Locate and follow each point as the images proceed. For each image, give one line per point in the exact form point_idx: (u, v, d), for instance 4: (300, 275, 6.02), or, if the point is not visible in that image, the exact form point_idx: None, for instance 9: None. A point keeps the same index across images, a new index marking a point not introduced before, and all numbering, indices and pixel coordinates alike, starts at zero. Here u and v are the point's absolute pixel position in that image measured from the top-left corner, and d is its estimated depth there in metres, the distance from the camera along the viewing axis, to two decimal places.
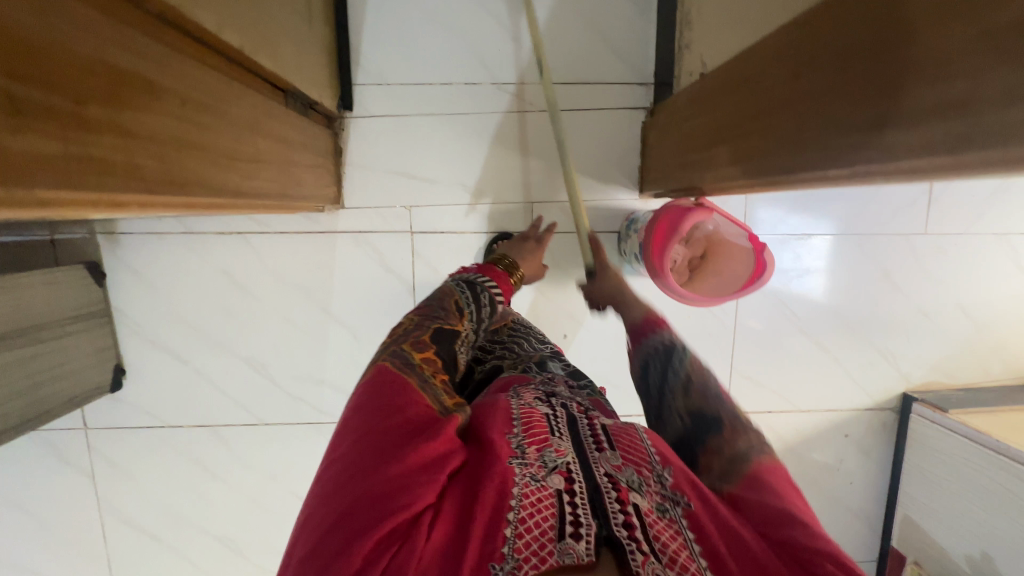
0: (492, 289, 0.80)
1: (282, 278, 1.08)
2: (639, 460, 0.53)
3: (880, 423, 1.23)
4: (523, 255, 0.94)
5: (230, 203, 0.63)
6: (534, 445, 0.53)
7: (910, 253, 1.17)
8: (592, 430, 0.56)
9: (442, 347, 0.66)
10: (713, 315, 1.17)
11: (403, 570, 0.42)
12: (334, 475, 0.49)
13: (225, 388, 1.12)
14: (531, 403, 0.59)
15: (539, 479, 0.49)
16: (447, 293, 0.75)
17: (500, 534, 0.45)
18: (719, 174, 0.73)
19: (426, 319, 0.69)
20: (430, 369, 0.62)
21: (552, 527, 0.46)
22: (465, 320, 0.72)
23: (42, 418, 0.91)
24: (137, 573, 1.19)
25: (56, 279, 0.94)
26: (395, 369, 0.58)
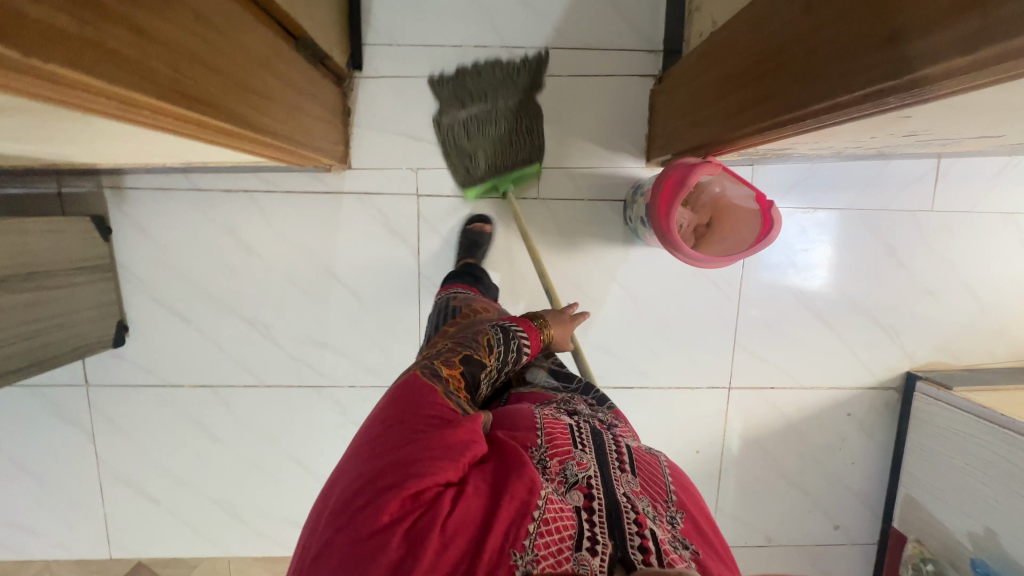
0: (524, 343, 0.74)
1: (288, 239, 1.08)
2: (656, 495, 0.55)
3: (883, 402, 1.22)
4: (555, 318, 0.82)
5: (239, 135, 0.64)
6: (557, 458, 0.56)
7: (917, 232, 1.16)
8: (616, 451, 0.59)
9: (470, 369, 0.65)
10: (718, 288, 1.16)
11: (426, 535, 0.45)
12: (365, 447, 0.54)
13: (227, 347, 1.12)
14: (554, 415, 0.64)
15: (559, 493, 0.52)
16: (480, 328, 0.73)
17: (524, 524, 0.47)
18: (727, 127, 0.73)
19: (458, 346, 0.68)
20: (457, 385, 0.63)
21: (571, 539, 0.47)
22: (495, 357, 0.70)
23: (43, 365, 0.91)
24: (133, 533, 1.19)
25: (62, 228, 0.95)
26: (424, 378, 0.60)
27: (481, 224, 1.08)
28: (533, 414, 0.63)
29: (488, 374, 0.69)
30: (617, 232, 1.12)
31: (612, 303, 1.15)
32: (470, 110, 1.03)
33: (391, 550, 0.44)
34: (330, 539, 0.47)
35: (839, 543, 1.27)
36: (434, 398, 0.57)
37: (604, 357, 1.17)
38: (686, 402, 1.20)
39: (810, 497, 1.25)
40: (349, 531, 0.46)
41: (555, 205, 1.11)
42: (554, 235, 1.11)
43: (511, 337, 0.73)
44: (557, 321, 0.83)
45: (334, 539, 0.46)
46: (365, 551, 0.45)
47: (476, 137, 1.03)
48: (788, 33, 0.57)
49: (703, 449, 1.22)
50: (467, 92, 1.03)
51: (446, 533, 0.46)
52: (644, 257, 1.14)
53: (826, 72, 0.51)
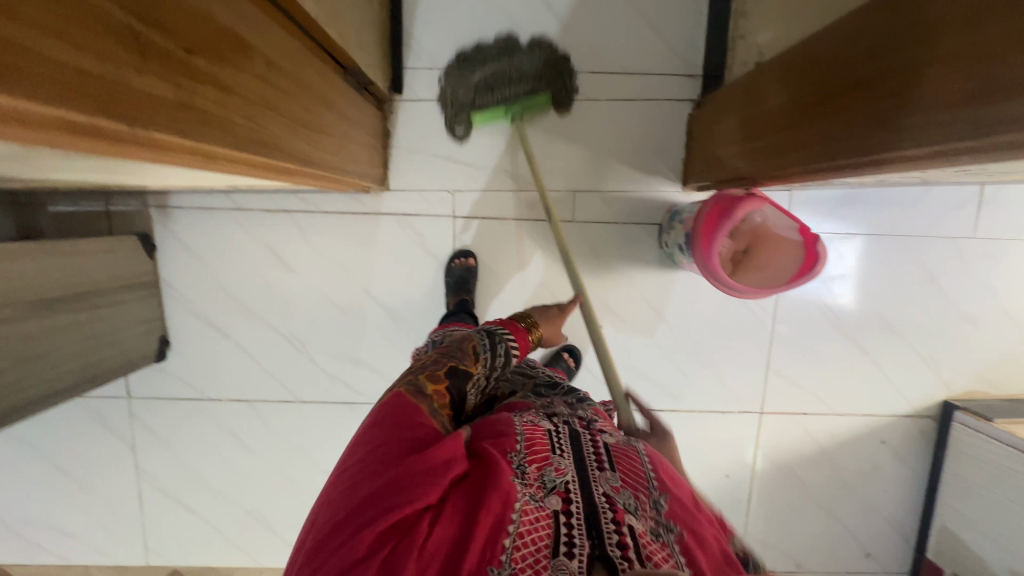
0: (510, 344, 0.74)
1: (325, 258, 1.10)
2: (637, 484, 0.55)
3: (918, 430, 1.20)
4: (545, 316, 0.82)
5: (299, 171, 0.65)
6: (535, 464, 0.55)
7: (957, 258, 1.14)
8: (595, 448, 0.58)
9: (454, 383, 0.66)
10: (752, 313, 1.16)
11: (404, 564, 0.45)
12: (345, 476, 0.53)
13: (264, 363, 1.14)
14: (533, 420, 0.62)
15: (537, 500, 0.52)
16: (465, 334, 0.73)
17: (500, 543, 0.47)
18: (777, 163, 0.73)
19: (443, 357, 0.68)
20: (441, 402, 0.63)
21: (548, 546, 0.48)
22: (480, 363, 0.70)
23: (96, 381, 0.93)
24: (169, 541, 1.21)
25: (112, 247, 0.98)
26: (409, 396, 0.61)
27: (464, 259, 1.09)
28: (513, 420, 0.61)
29: (474, 383, 0.69)
30: (651, 254, 1.12)
31: (645, 325, 1.15)
32: (485, 71, 1.01)
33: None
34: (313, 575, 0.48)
35: (870, 570, 1.26)
36: (419, 417, 0.58)
37: (635, 380, 1.17)
38: (717, 426, 1.19)
39: (841, 524, 1.24)
40: (330, 566, 0.47)
41: (590, 227, 1.11)
42: (588, 258, 1.12)
43: (498, 342, 0.73)
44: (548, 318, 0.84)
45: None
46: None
47: (499, 89, 1.00)
48: (852, 78, 0.57)
49: (733, 473, 1.22)
50: (476, 56, 1.02)
51: (423, 558, 0.46)
52: (678, 280, 1.13)
53: (893, 122, 0.51)
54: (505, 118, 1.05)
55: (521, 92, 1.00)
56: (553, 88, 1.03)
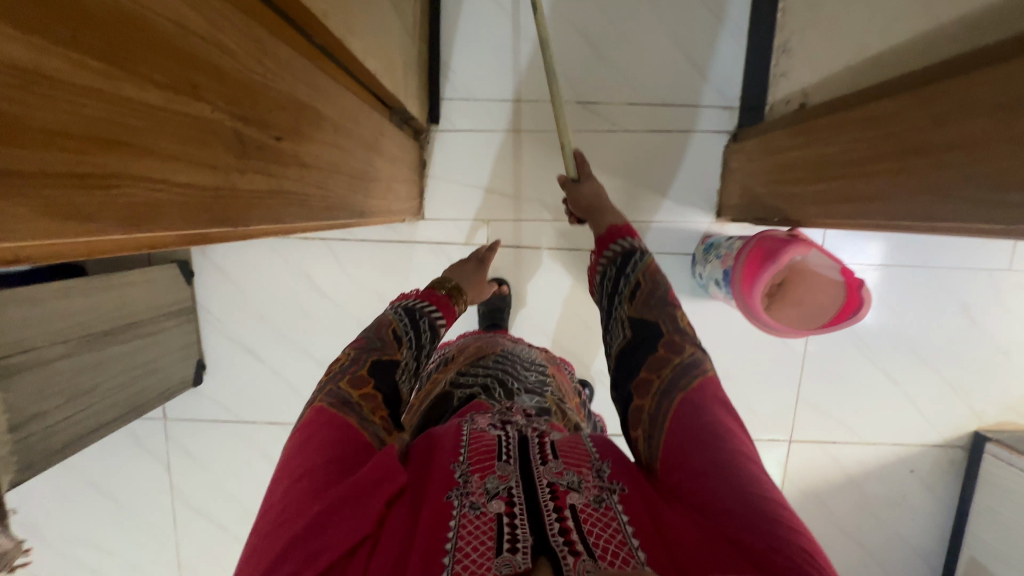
0: (435, 317, 0.75)
1: (359, 285, 1.11)
2: (579, 462, 0.52)
3: (947, 460, 1.20)
4: (466, 278, 0.88)
5: (356, 222, 0.66)
6: (478, 471, 0.50)
7: (993, 290, 1.13)
8: (538, 445, 0.54)
9: (382, 378, 0.61)
10: (782, 341, 1.16)
11: None
12: (264, 520, 0.47)
13: (297, 387, 1.15)
14: (483, 425, 0.57)
15: (478, 505, 0.47)
16: (384, 319, 0.70)
17: (441, 561, 0.43)
18: (824, 209, 0.73)
19: (363, 353, 0.62)
20: (371, 406, 0.56)
21: (490, 547, 0.43)
22: (404, 349, 0.66)
23: (141, 408, 0.95)
24: (202, 558, 1.23)
25: (155, 276, 0.99)
26: (331, 409, 0.54)
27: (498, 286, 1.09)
28: (459, 429, 0.56)
29: (404, 372, 0.65)
30: (683, 283, 1.12)
31: None
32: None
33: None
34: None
35: None
36: (344, 434, 0.52)
37: None
38: None
39: (867, 551, 1.24)
40: None
41: None
42: None
43: (419, 320, 0.72)
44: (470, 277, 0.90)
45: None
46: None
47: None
48: (913, 140, 0.57)
49: None
50: None
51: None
52: (709, 308, 1.13)
53: (960, 192, 0.50)
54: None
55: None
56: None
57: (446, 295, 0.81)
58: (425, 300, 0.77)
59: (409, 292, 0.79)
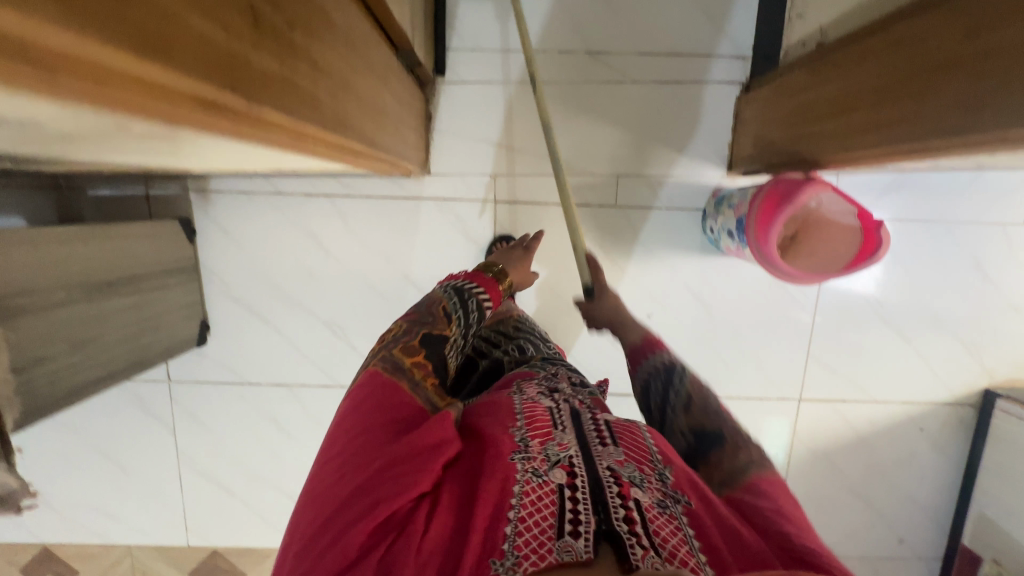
0: (481, 296, 0.80)
1: (365, 243, 1.10)
2: (641, 458, 0.55)
3: (957, 418, 1.19)
4: (511, 263, 0.90)
5: (365, 153, 0.65)
6: (537, 439, 0.55)
7: (1007, 245, 1.12)
8: (595, 426, 0.58)
9: (432, 350, 0.68)
10: (792, 298, 1.14)
11: (400, 559, 0.45)
12: (328, 471, 0.53)
13: (304, 348, 1.14)
14: (535, 396, 0.63)
15: (541, 474, 0.51)
16: (434, 296, 0.77)
17: (500, 532, 0.47)
18: (845, 145, 0.71)
19: (414, 325, 0.70)
20: (423, 373, 0.65)
21: (553, 526, 0.47)
22: (453, 325, 0.73)
23: (143, 364, 0.93)
24: (209, 522, 1.23)
25: (157, 232, 0.97)
26: (387, 374, 0.62)
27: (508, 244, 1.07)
28: (512, 402, 0.61)
29: (452, 343, 0.72)
30: (693, 240, 1.11)
31: (684, 311, 1.14)
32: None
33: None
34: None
35: (903, 556, 1.26)
36: (401, 398, 0.59)
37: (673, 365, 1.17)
38: (755, 412, 1.19)
39: (875, 509, 1.24)
40: (318, 567, 0.46)
41: (631, 212, 1.09)
42: (629, 242, 1.11)
43: (467, 298, 0.77)
44: (516, 263, 0.92)
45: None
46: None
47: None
48: (945, 55, 0.55)
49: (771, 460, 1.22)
50: None
51: (423, 554, 0.46)
52: (720, 266, 1.12)
53: (996, 100, 0.48)
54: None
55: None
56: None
57: (492, 278, 0.85)
58: (473, 281, 0.82)
59: (458, 274, 0.84)
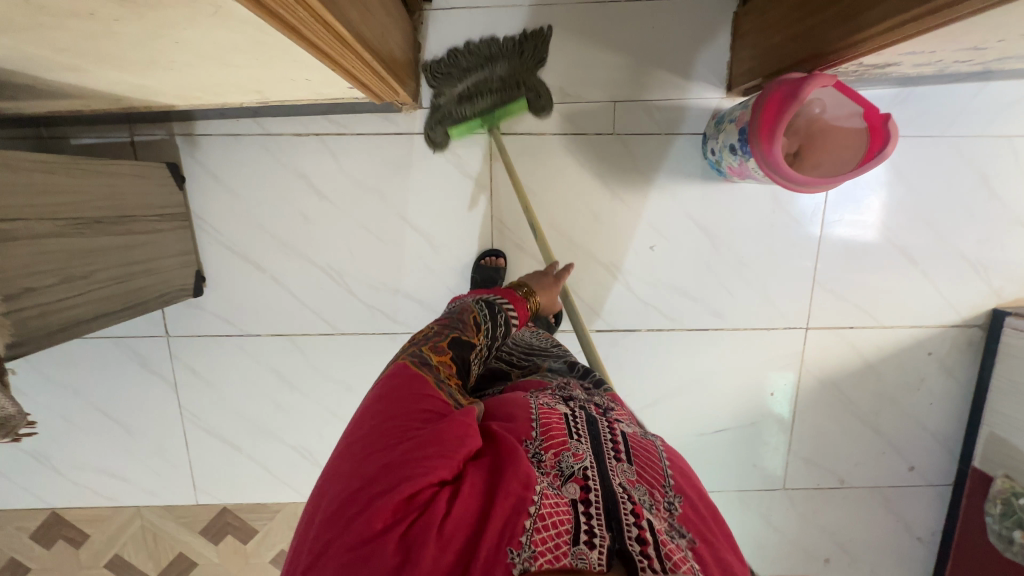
0: (509, 311, 0.80)
1: (360, 183, 1.07)
2: (652, 481, 0.54)
3: (965, 341, 1.18)
4: (538, 284, 0.90)
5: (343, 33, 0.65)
6: (552, 450, 0.55)
7: (1013, 159, 1.10)
8: (611, 437, 0.58)
9: (458, 353, 0.68)
10: (798, 222, 1.12)
11: (423, 538, 0.45)
12: (354, 448, 0.53)
13: (302, 296, 1.12)
14: (550, 402, 0.63)
15: (555, 488, 0.51)
16: (466, 305, 0.77)
17: (520, 526, 0.46)
18: (854, 27, 0.71)
19: (444, 328, 0.71)
20: (447, 372, 0.65)
21: (568, 535, 0.46)
22: (481, 334, 0.73)
23: (140, 308, 0.92)
24: (216, 479, 1.22)
25: (142, 173, 0.95)
26: (413, 367, 0.62)
27: (493, 259, 1.09)
28: (529, 405, 0.62)
29: (477, 352, 0.72)
30: (694, 167, 1.09)
31: (689, 243, 1.12)
32: (467, 81, 1.01)
33: (385, 557, 0.44)
34: (324, 548, 0.47)
35: (914, 484, 1.26)
36: (426, 390, 0.59)
37: (679, 297, 1.15)
38: (763, 343, 1.18)
39: (885, 438, 1.24)
40: (342, 538, 0.46)
41: (630, 140, 1.07)
42: (629, 171, 1.08)
43: (497, 311, 0.78)
44: (544, 287, 0.91)
45: (327, 549, 0.46)
46: (358, 558, 0.45)
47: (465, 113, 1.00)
48: None
49: (778, 391, 1.21)
50: None
51: (444, 536, 0.46)
52: (722, 193, 1.10)
53: None
54: (482, 129, 1.04)
55: (497, 101, 0.99)
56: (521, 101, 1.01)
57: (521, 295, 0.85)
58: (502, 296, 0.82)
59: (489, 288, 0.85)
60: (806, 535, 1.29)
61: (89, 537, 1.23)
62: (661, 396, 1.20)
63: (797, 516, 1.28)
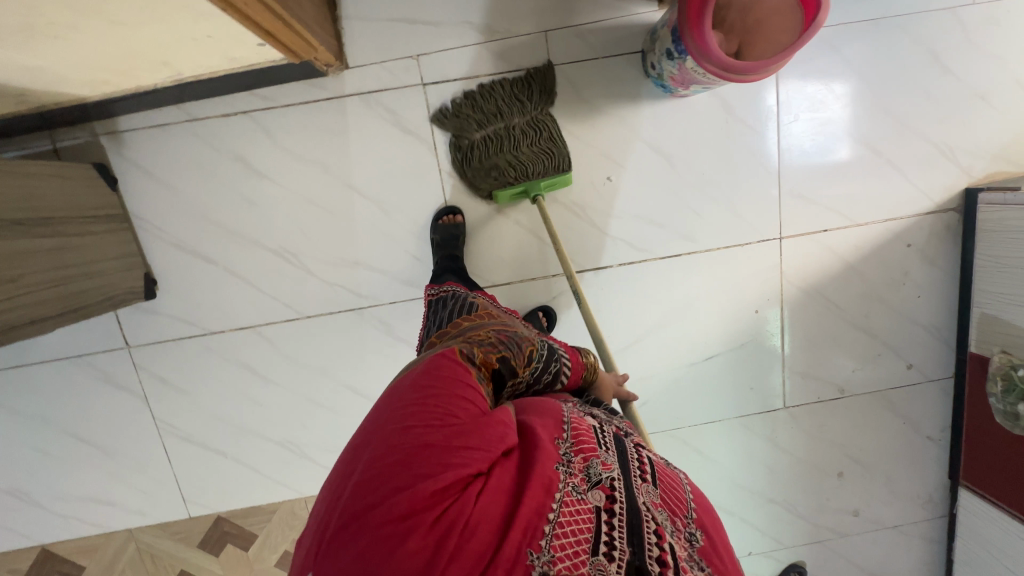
0: (564, 369, 0.74)
1: (300, 157, 1.04)
2: (675, 509, 0.54)
3: (943, 227, 1.15)
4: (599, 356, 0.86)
5: None
6: (581, 455, 0.54)
7: (959, 31, 1.08)
8: (639, 459, 0.57)
9: (503, 368, 0.64)
10: (752, 129, 1.09)
11: (455, 526, 0.45)
12: (395, 416, 0.52)
13: (260, 284, 1.08)
14: (579, 412, 0.62)
15: (580, 491, 0.51)
16: (527, 337, 0.73)
17: (540, 530, 0.46)
18: None
19: (500, 343, 0.68)
20: (485, 377, 0.62)
21: (588, 543, 0.46)
22: (528, 371, 0.69)
23: (80, 313, 0.89)
24: (204, 488, 1.18)
25: (66, 173, 0.91)
26: (460, 356, 0.61)
27: (452, 216, 1.06)
28: (561, 411, 0.61)
29: (514, 386, 0.67)
30: (638, 88, 1.06)
31: (648, 170, 1.09)
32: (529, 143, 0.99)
33: (420, 538, 0.44)
34: (357, 513, 0.45)
35: (916, 382, 1.23)
36: (469, 380, 0.57)
37: (646, 226, 1.12)
38: (740, 259, 1.14)
39: (880, 340, 1.21)
40: (377, 508, 0.45)
41: (568, 69, 1.04)
42: (573, 102, 1.05)
43: (552, 360, 0.73)
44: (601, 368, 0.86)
45: (359, 514, 0.45)
46: (393, 533, 0.44)
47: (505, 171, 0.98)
48: None
49: (763, 307, 1.17)
50: None
51: (471, 527, 0.45)
52: (671, 111, 1.07)
53: None
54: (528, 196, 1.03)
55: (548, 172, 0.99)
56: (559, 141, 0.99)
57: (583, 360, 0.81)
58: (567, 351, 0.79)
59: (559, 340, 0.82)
60: (816, 452, 1.26)
61: (85, 568, 1.19)
62: (646, 330, 1.17)
63: (804, 433, 1.25)
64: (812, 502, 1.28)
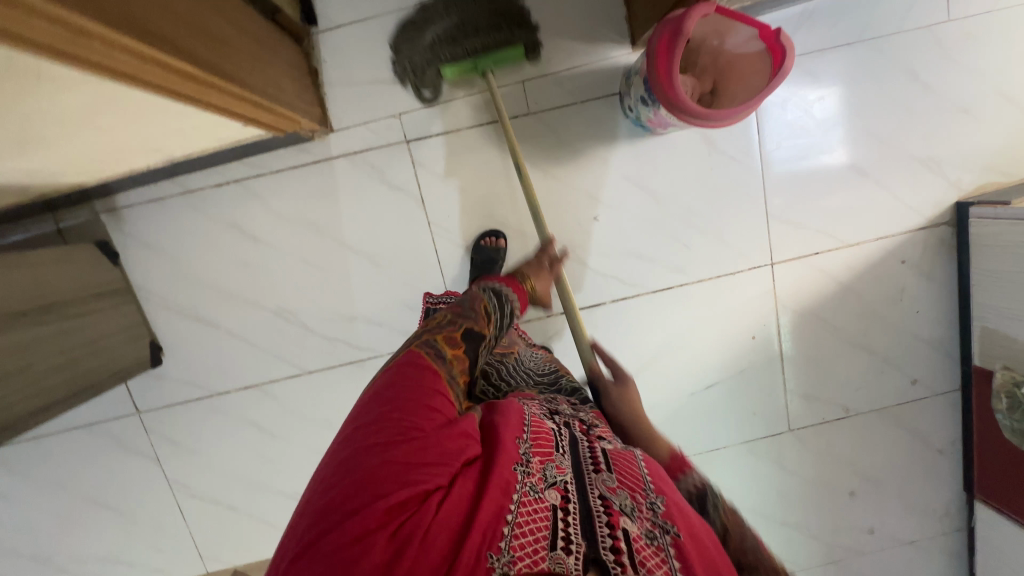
0: (513, 302, 0.77)
1: (292, 219, 1.06)
2: (634, 485, 0.52)
3: (937, 241, 1.14)
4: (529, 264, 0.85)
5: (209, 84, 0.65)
6: (538, 456, 0.54)
7: (937, 48, 1.08)
8: (592, 453, 0.56)
9: (472, 346, 0.68)
10: (736, 159, 1.10)
11: (411, 539, 0.45)
12: (353, 442, 0.53)
13: (262, 343, 1.11)
14: (540, 415, 0.63)
15: (537, 492, 0.51)
16: (474, 293, 0.74)
17: (498, 533, 0.46)
18: None
19: (458, 317, 0.69)
20: (459, 367, 0.65)
21: (545, 540, 0.46)
22: (491, 324, 0.72)
23: (90, 391, 0.92)
24: (221, 544, 1.20)
25: (71, 256, 0.95)
26: (427, 358, 0.62)
27: (495, 238, 1.06)
28: (522, 410, 0.62)
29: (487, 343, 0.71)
30: (617, 127, 1.07)
31: (634, 206, 1.10)
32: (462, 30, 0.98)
33: (376, 554, 0.44)
34: (313, 541, 0.46)
35: (921, 397, 1.22)
36: (437, 385, 0.59)
37: (636, 261, 1.13)
38: (732, 286, 1.15)
39: (880, 356, 1.20)
40: (333, 533, 0.46)
41: (548, 115, 1.06)
42: (556, 147, 1.07)
43: (505, 302, 0.75)
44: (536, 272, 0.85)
45: (316, 541, 0.46)
46: (349, 555, 0.44)
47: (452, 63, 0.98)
48: None
49: (759, 333, 1.17)
50: None
51: (428, 537, 0.46)
52: (653, 147, 1.08)
53: None
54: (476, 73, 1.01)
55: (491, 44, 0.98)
56: (521, 37, 0.99)
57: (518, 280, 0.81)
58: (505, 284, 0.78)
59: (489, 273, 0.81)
60: (825, 471, 1.25)
61: None
62: (645, 361, 1.17)
63: (810, 454, 1.24)
64: (826, 523, 1.27)
